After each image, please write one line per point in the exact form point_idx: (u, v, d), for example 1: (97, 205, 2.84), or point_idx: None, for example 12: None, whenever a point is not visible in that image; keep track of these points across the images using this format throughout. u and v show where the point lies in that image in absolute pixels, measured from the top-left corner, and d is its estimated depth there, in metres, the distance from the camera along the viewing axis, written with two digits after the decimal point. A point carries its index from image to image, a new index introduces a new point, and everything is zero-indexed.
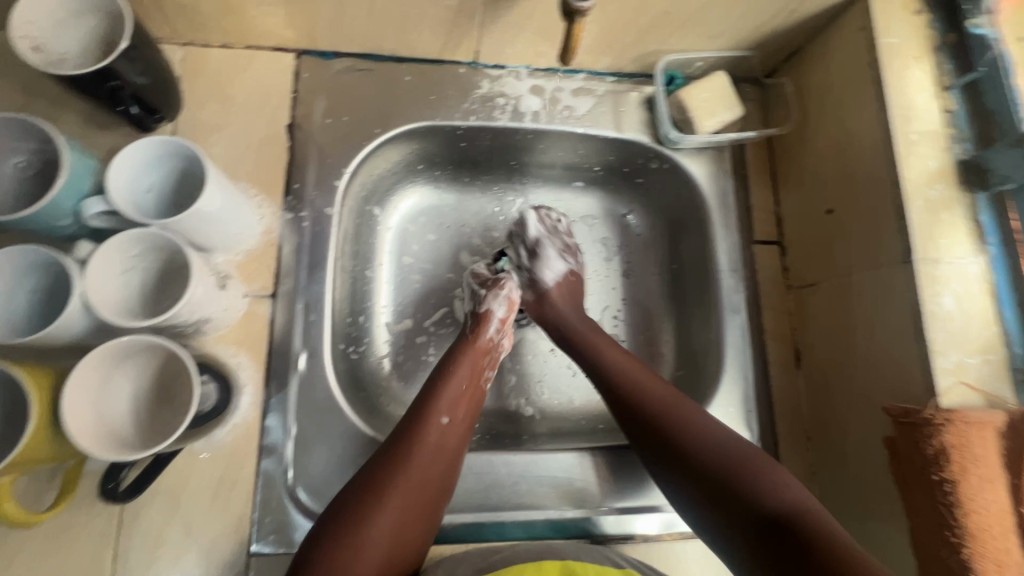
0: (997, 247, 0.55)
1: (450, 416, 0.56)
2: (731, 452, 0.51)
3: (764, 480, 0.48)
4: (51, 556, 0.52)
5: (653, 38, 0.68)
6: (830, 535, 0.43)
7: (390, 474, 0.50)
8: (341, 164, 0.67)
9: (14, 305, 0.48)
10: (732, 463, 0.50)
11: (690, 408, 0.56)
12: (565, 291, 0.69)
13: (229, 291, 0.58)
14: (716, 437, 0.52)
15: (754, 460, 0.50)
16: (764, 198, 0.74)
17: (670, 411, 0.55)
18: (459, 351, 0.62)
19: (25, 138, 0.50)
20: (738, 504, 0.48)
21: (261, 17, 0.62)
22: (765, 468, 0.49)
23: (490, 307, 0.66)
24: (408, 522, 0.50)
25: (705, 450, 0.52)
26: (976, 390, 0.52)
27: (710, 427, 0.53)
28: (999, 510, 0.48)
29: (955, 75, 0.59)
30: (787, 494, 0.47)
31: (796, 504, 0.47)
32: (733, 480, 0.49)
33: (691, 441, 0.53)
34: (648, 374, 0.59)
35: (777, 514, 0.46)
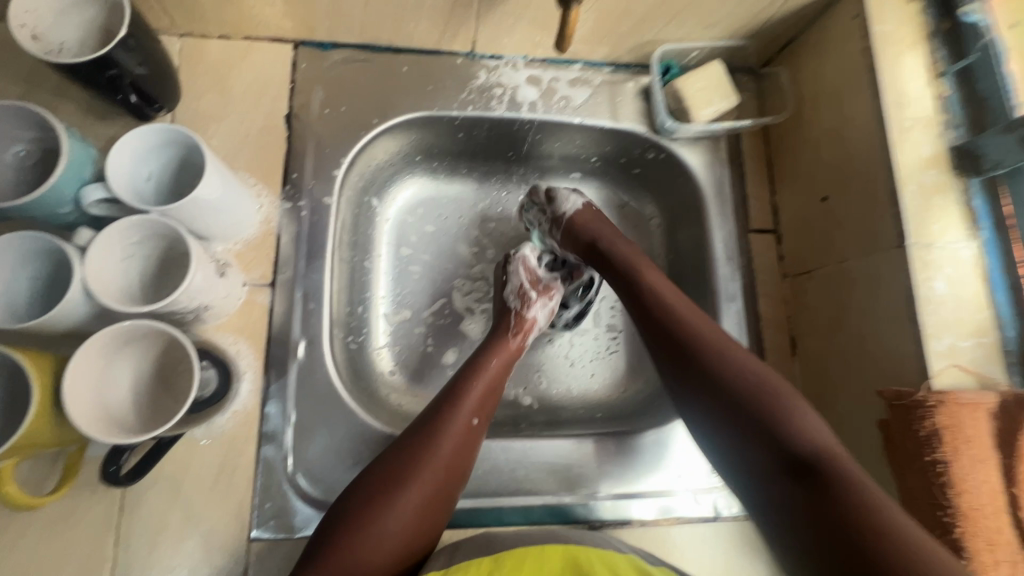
0: (990, 232, 0.55)
1: (479, 416, 0.57)
2: (763, 388, 0.51)
3: (794, 420, 0.48)
4: (53, 542, 0.52)
5: (649, 28, 0.68)
6: (857, 480, 0.43)
7: (410, 467, 0.51)
8: (339, 154, 0.67)
9: (14, 292, 0.48)
10: (765, 396, 0.50)
11: (723, 345, 0.55)
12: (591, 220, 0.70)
13: (228, 279, 0.58)
14: (753, 373, 0.52)
15: (789, 396, 0.50)
16: (760, 187, 0.75)
17: (709, 345, 0.55)
18: (491, 349, 0.63)
19: (25, 126, 0.50)
20: (764, 440, 0.48)
21: (259, 8, 0.62)
22: (795, 407, 0.49)
23: (533, 314, 0.68)
24: (424, 515, 0.50)
25: (738, 386, 0.51)
26: (968, 373, 0.52)
27: (748, 364, 0.53)
28: (991, 490, 0.49)
29: (948, 62, 0.60)
30: (819, 438, 0.47)
31: (827, 447, 0.46)
32: (762, 415, 0.49)
33: (723, 375, 0.53)
34: (689, 313, 0.58)
35: (807, 456, 0.46)
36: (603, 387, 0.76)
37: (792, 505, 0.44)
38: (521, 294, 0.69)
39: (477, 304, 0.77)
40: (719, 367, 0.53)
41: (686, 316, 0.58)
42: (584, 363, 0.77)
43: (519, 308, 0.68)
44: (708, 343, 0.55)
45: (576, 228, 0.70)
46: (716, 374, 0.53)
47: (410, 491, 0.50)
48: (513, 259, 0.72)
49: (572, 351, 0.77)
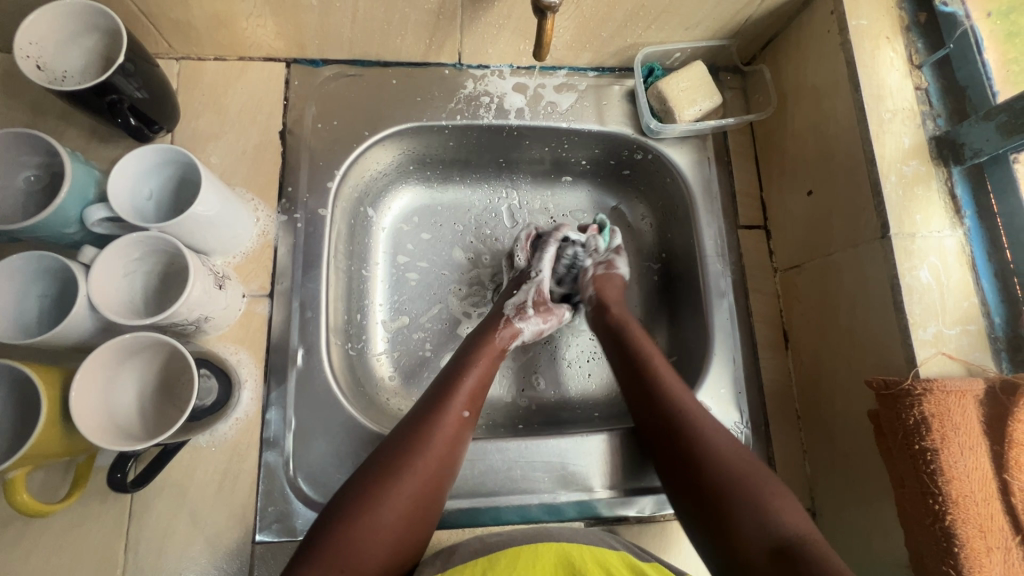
0: (973, 219, 0.56)
1: (470, 410, 0.59)
2: (745, 473, 0.51)
3: (772, 507, 0.49)
4: (65, 548, 0.54)
5: (630, 32, 0.69)
6: (831, 565, 0.44)
7: (405, 459, 0.53)
8: (333, 167, 0.69)
9: (24, 309, 0.50)
10: (749, 481, 0.51)
11: (704, 418, 0.56)
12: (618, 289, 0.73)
13: (228, 291, 0.60)
14: (738, 456, 0.52)
15: (771, 483, 0.51)
16: (748, 183, 0.75)
17: (691, 422, 0.55)
18: (476, 349, 0.65)
19: (33, 153, 0.53)
20: (744, 529, 0.48)
21: (251, 29, 0.65)
22: (777, 494, 0.50)
23: (521, 326, 0.69)
24: (406, 520, 0.51)
25: (721, 468, 0.52)
26: (956, 360, 0.52)
27: (731, 443, 0.54)
28: (981, 477, 0.49)
29: (927, 52, 0.60)
30: (796, 520, 0.48)
31: (803, 533, 0.47)
32: (744, 504, 0.49)
33: (709, 447, 0.53)
34: (681, 391, 0.58)
35: (783, 542, 0.47)
36: (599, 387, 0.77)
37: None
38: (523, 307, 0.70)
39: (474, 308, 0.79)
40: (703, 449, 0.53)
41: (672, 390, 0.59)
42: (581, 363, 0.78)
43: (511, 316, 0.69)
44: (690, 419, 0.56)
45: (610, 284, 0.73)
46: (700, 455, 0.53)
47: (404, 483, 0.51)
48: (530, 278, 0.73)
49: (569, 352, 0.78)
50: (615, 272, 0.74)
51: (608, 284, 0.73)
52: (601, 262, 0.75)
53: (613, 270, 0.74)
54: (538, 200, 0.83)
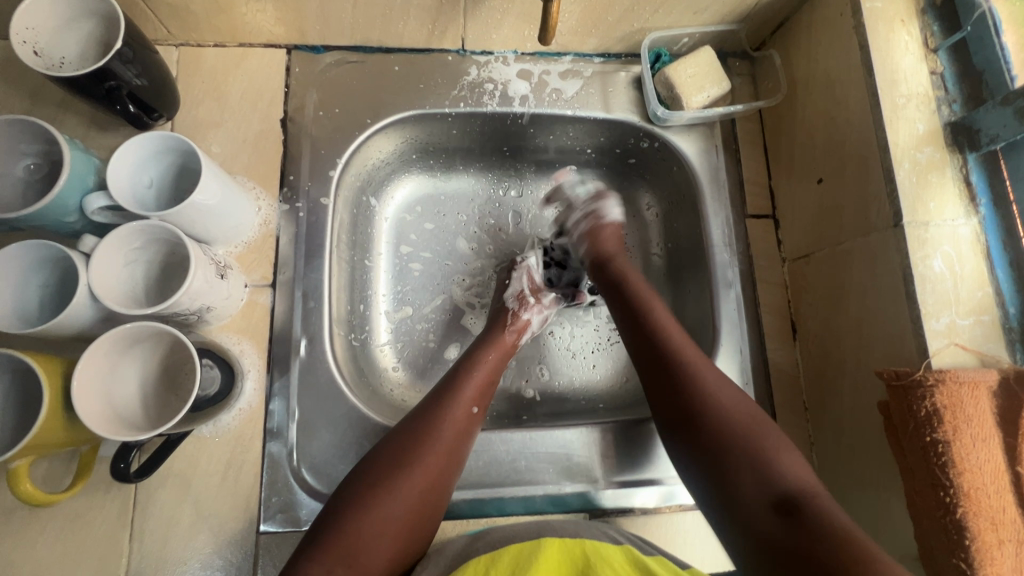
0: (989, 207, 0.54)
1: (479, 405, 0.59)
2: (751, 425, 0.51)
3: (775, 462, 0.48)
4: (71, 537, 0.54)
5: (637, 17, 0.68)
6: (832, 518, 0.44)
7: (415, 451, 0.53)
8: (334, 155, 0.69)
9: (25, 299, 0.50)
10: (752, 437, 0.50)
11: (706, 371, 0.55)
12: (609, 237, 0.73)
13: (230, 280, 0.59)
14: (740, 411, 0.52)
15: (774, 438, 0.50)
16: (757, 172, 0.74)
17: (697, 373, 0.55)
18: (485, 345, 0.65)
19: (32, 140, 0.52)
20: (747, 483, 0.48)
21: (251, 14, 0.64)
22: (778, 447, 0.49)
23: (528, 317, 0.69)
24: (413, 514, 0.50)
25: (724, 421, 0.51)
26: (968, 351, 0.51)
27: (735, 396, 0.53)
28: (993, 470, 0.48)
29: (943, 36, 0.59)
30: (801, 475, 0.47)
31: (807, 486, 0.47)
32: (746, 456, 0.49)
33: (712, 401, 0.53)
34: (688, 347, 0.58)
35: (785, 496, 0.46)
36: (604, 378, 0.76)
37: (768, 547, 0.45)
38: (521, 297, 0.71)
39: (477, 299, 0.78)
40: (709, 401, 0.53)
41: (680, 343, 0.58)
42: (585, 354, 0.77)
43: (516, 308, 0.70)
44: (693, 369, 0.55)
45: (604, 234, 0.73)
46: (705, 408, 0.52)
47: (414, 475, 0.51)
48: (519, 265, 0.74)
49: (573, 343, 0.78)
50: (601, 220, 0.73)
51: (600, 234, 0.72)
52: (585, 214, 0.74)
53: (601, 218, 0.73)
54: (542, 189, 0.82)
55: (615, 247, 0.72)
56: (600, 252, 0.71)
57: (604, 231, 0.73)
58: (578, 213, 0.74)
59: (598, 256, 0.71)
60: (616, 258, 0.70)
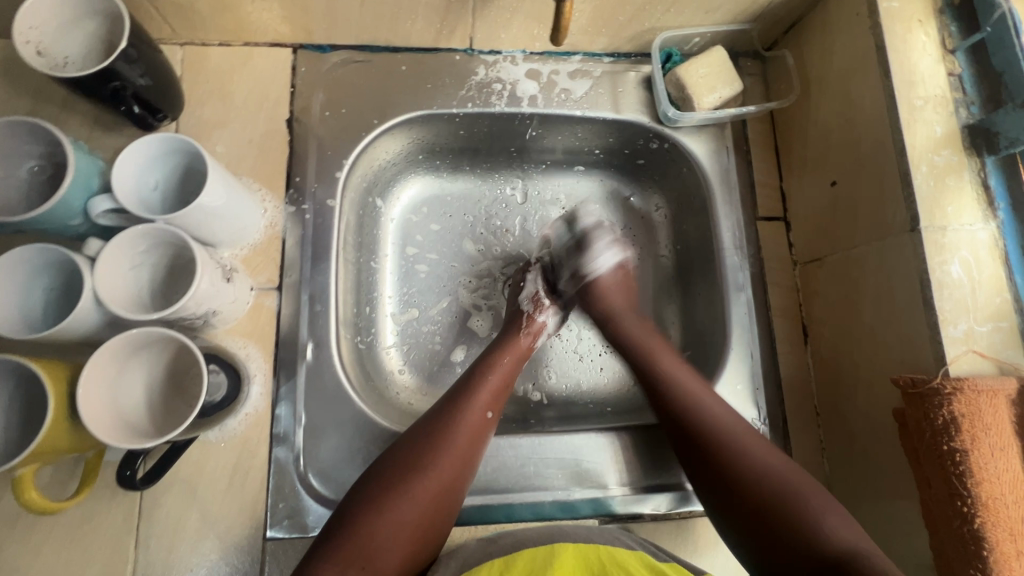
0: (1007, 212, 0.54)
1: (493, 410, 0.58)
2: (794, 487, 0.49)
3: (822, 522, 0.47)
4: (76, 543, 0.54)
5: (648, 16, 0.67)
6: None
7: (429, 454, 0.52)
8: (341, 156, 0.68)
9: (29, 303, 0.49)
10: (795, 497, 0.49)
11: (745, 432, 0.54)
12: (611, 290, 0.71)
13: (236, 284, 0.59)
14: (784, 472, 0.51)
15: (820, 498, 0.49)
16: (768, 174, 0.73)
17: (729, 432, 0.54)
18: (501, 348, 0.64)
19: (35, 142, 0.52)
20: (794, 546, 0.46)
21: (256, 13, 0.63)
22: (825, 509, 0.48)
23: (543, 320, 0.70)
24: (425, 519, 0.50)
25: (766, 480, 0.50)
26: (987, 358, 0.51)
27: (772, 458, 0.52)
28: (1011, 479, 0.47)
29: (961, 37, 0.57)
30: (852, 539, 0.46)
31: (855, 549, 0.45)
32: (792, 519, 0.47)
33: (749, 461, 0.52)
34: (715, 409, 0.57)
35: (834, 560, 0.44)
36: (612, 382, 0.75)
37: None
38: (535, 300, 0.71)
39: (484, 301, 0.78)
40: (745, 464, 0.51)
41: (707, 406, 0.57)
42: (593, 357, 0.77)
43: (531, 310, 0.70)
44: (726, 427, 0.55)
45: (601, 288, 0.71)
46: (738, 471, 0.51)
47: (428, 479, 0.51)
48: (534, 269, 0.73)
49: (581, 346, 0.77)
50: (589, 275, 0.72)
51: (596, 289, 0.71)
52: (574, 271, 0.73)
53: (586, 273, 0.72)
54: (550, 190, 0.81)
55: (618, 301, 0.71)
56: (597, 307, 0.71)
57: (605, 280, 0.72)
58: (568, 267, 0.73)
59: (601, 314, 0.70)
60: (617, 313, 0.70)
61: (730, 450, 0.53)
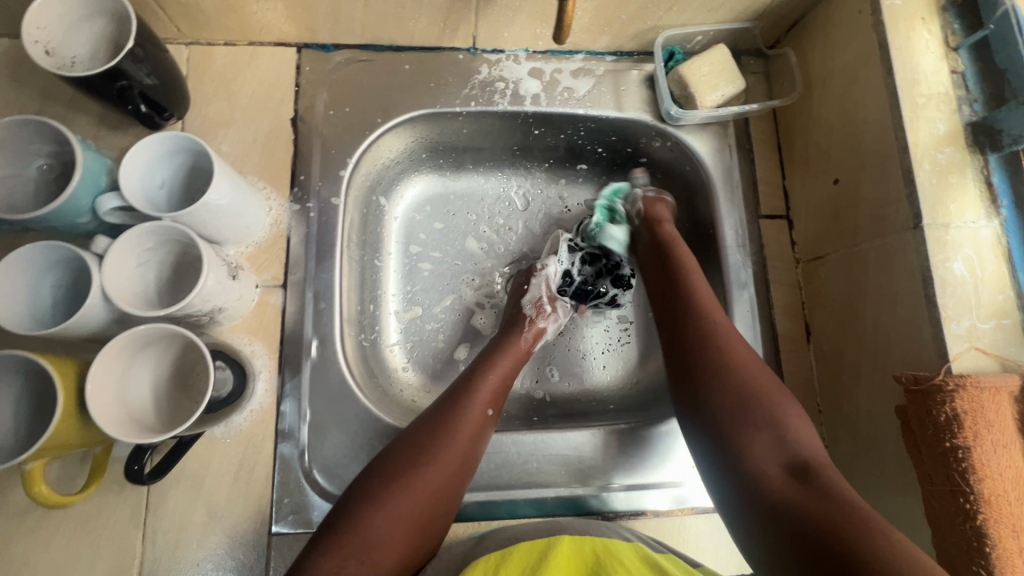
0: (1011, 209, 0.54)
1: (493, 408, 0.59)
2: (773, 394, 0.52)
3: (794, 430, 0.50)
4: (84, 538, 0.54)
5: (651, 15, 0.67)
6: (846, 493, 0.45)
7: (430, 451, 0.52)
8: (345, 155, 0.68)
9: (38, 301, 0.50)
10: (770, 400, 0.51)
11: (737, 341, 0.56)
12: (662, 212, 0.73)
13: (241, 281, 0.59)
14: (763, 377, 0.53)
15: (791, 404, 0.52)
16: (770, 172, 0.73)
17: (726, 343, 0.56)
18: (500, 347, 0.64)
19: (44, 141, 0.52)
20: (765, 444, 0.49)
21: (261, 13, 0.63)
22: (797, 416, 0.51)
23: (544, 325, 0.69)
24: (425, 514, 0.50)
25: (745, 384, 0.52)
26: (989, 355, 0.51)
27: (760, 368, 0.54)
28: (1014, 476, 0.47)
29: (964, 34, 0.57)
30: (812, 446, 0.49)
31: (818, 457, 0.48)
32: (768, 421, 0.50)
33: (739, 366, 0.54)
34: (721, 322, 0.58)
35: (801, 462, 0.48)
36: (615, 379, 0.76)
37: (778, 504, 0.46)
38: (538, 304, 0.70)
39: (487, 299, 0.78)
40: (738, 373, 0.53)
41: (716, 318, 0.58)
42: (596, 355, 0.77)
43: (533, 315, 0.69)
44: (718, 331, 0.57)
45: (656, 205, 0.73)
46: (727, 377, 0.53)
47: (428, 475, 0.51)
48: (539, 272, 0.73)
49: (583, 344, 0.77)
50: (663, 196, 0.75)
51: (652, 204, 0.73)
52: (650, 189, 0.75)
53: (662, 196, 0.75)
54: (553, 188, 0.82)
55: (666, 216, 0.72)
56: (652, 216, 0.72)
57: (659, 207, 0.73)
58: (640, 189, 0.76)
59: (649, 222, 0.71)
60: (664, 227, 0.71)
61: (725, 361, 0.54)
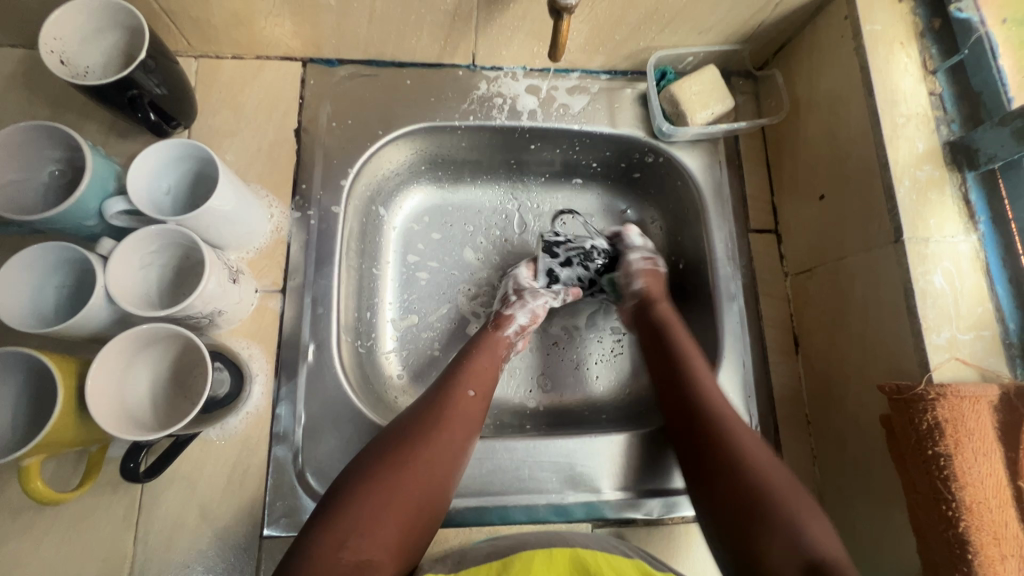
0: (988, 225, 0.55)
1: (477, 390, 0.60)
2: (782, 489, 0.50)
3: (807, 526, 0.48)
4: (75, 538, 0.55)
5: (643, 36, 0.70)
6: None
7: (417, 429, 0.54)
8: (346, 165, 0.70)
9: (42, 299, 0.51)
10: (784, 498, 0.49)
11: (744, 426, 0.56)
12: (658, 286, 0.72)
13: (241, 285, 0.61)
14: (773, 469, 0.52)
15: (804, 501, 0.50)
16: (760, 188, 0.75)
17: (732, 429, 0.55)
18: (479, 340, 0.67)
19: (55, 147, 0.54)
20: (774, 549, 0.47)
21: (269, 28, 0.66)
22: (810, 513, 0.49)
23: (512, 314, 0.70)
24: (418, 492, 0.50)
25: (753, 475, 0.51)
26: (969, 366, 0.52)
27: (773, 462, 0.53)
28: (995, 484, 0.48)
29: (941, 58, 0.60)
30: (829, 546, 0.47)
31: (838, 558, 0.46)
32: (781, 520, 0.48)
33: (747, 457, 0.53)
34: (733, 414, 0.57)
35: (818, 563, 0.45)
36: (608, 389, 0.76)
37: None
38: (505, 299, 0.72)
39: (483, 308, 0.79)
40: (747, 465, 0.52)
41: (721, 409, 0.57)
42: (589, 365, 0.78)
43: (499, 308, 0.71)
44: (719, 415, 0.57)
45: (648, 283, 0.72)
46: (742, 471, 0.52)
47: (417, 452, 0.52)
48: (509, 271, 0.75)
49: (577, 354, 0.78)
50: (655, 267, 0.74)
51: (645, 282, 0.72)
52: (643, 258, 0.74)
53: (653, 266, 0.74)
54: (548, 202, 0.83)
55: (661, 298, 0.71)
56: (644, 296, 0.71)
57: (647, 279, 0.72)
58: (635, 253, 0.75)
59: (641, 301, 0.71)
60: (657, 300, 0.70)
61: (731, 448, 0.53)
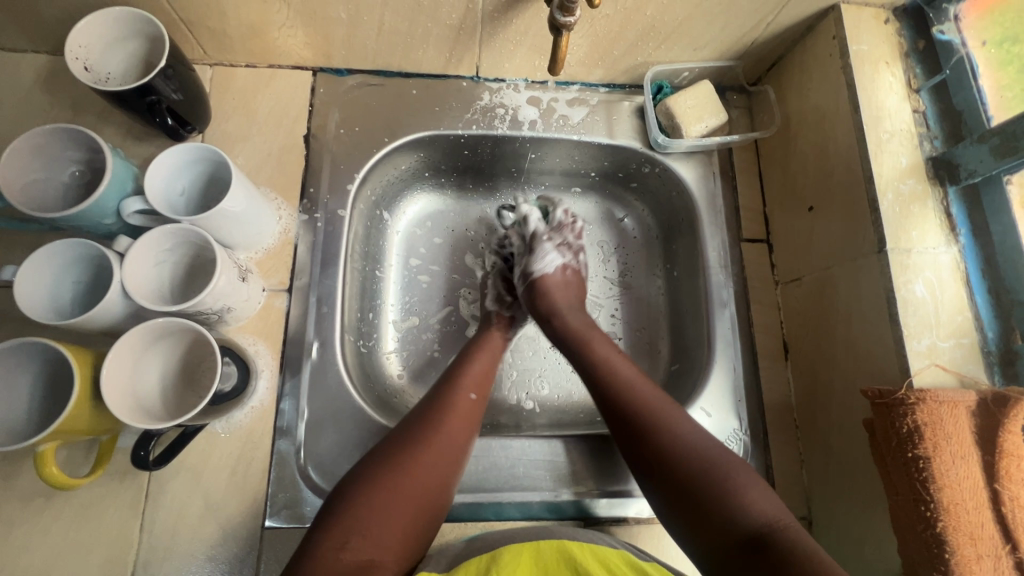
0: (968, 237, 0.58)
1: (477, 392, 0.62)
2: (712, 462, 0.52)
3: (743, 497, 0.49)
4: (83, 525, 0.57)
5: (641, 51, 0.73)
6: (802, 552, 0.44)
7: (422, 430, 0.56)
8: (352, 170, 0.73)
9: (60, 293, 0.53)
10: (716, 471, 0.51)
11: (663, 402, 0.57)
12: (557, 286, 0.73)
13: (250, 283, 0.63)
14: (697, 442, 0.54)
15: (741, 472, 0.51)
16: (752, 199, 0.78)
17: (652, 409, 0.57)
18: (478, 343, 0.69)
19: (77, 148, 0.57)
20: (715, 526, 0.49)
21: (282, 39, 0.69)
22: (744, 483, 0.50)
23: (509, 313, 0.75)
24: (425, 491, 0.53)
25: (678, 449, 0.53)
26: (949, 372, 0.54)
27: (697, 435, 0.54)
28: (972, 486, 0.50)
29: (925, 77, 0.63)
30: (765, 508, 0.48)
31: (774, 519, 0.48)
32: (712, 496, 0.50)
33: (670, 435, 0.54)
34: (648, 391, 0.58)
35: (755, 533, 0.47)
36: None
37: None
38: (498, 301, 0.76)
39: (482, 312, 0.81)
40: (672, 442, 0.54)
41: (641, 388, 0.59)
42: None
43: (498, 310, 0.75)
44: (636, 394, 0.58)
45: (548, 288, 0.72)
46: (669, 450, 0.53)
47: (422, 452, 0.54)
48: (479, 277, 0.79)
49: None
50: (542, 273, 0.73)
51: (543, 289, 0.72)
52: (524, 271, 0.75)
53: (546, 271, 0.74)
54: None
55: (564, 298, 0.72)
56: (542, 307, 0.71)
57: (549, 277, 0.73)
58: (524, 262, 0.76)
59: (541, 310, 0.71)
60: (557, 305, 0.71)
61: (658, 430, 0.55)
